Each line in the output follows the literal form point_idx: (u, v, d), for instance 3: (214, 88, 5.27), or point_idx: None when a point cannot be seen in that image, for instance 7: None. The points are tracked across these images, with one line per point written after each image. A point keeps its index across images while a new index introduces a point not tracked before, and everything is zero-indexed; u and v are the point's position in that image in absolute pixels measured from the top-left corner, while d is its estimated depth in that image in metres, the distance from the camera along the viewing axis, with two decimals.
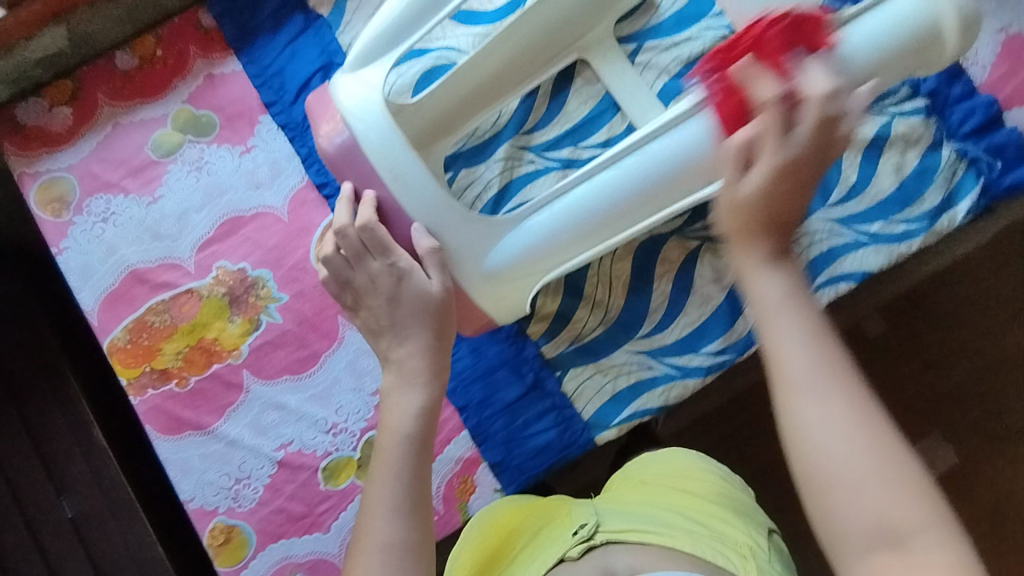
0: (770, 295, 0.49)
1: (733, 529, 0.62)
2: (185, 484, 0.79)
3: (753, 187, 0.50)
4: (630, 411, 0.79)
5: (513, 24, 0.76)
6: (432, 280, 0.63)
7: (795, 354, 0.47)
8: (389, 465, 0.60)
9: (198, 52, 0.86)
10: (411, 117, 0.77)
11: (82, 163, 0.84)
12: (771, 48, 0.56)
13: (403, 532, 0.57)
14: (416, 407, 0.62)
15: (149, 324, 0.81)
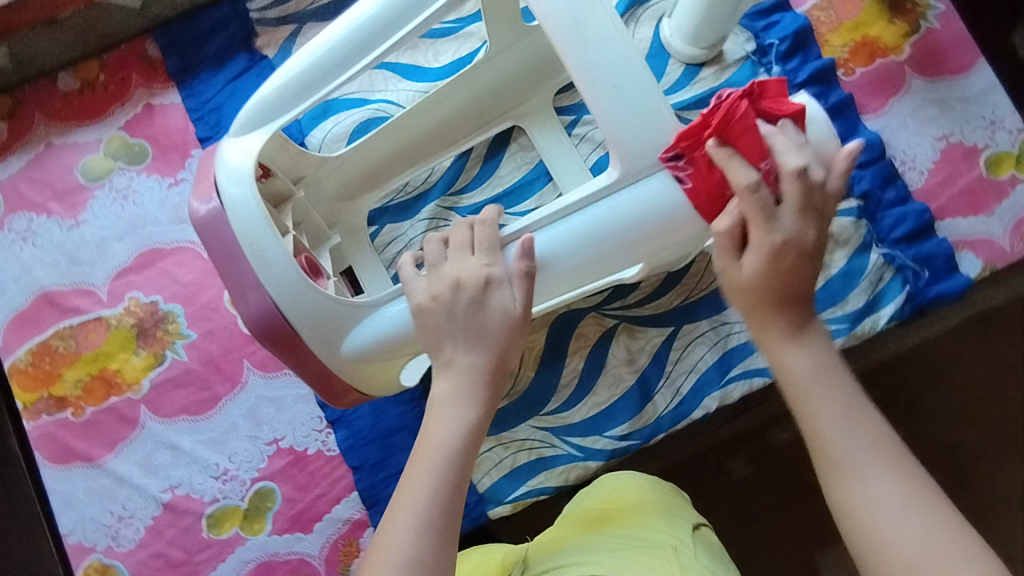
0: (803, 376, 0.50)
1: (658, 532, 0.57)
2: (67, 516, 0.78)
3: (757, 264, 0.51)
4: (526, 488, 0.78)
5: (445, 90, 0.76)
6: (515, 302, 0.55)
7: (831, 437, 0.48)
8: (419, 475, 0.50)
9: (140, 81, 0.86)
10: (333, 172, 0.76)
11: (10, 179, 0.85)
12: (740, 126, 0.51)
13: (429, 550, 0.47)
14: (468, 421, 0.53)
15: (53, 348, 0.81)
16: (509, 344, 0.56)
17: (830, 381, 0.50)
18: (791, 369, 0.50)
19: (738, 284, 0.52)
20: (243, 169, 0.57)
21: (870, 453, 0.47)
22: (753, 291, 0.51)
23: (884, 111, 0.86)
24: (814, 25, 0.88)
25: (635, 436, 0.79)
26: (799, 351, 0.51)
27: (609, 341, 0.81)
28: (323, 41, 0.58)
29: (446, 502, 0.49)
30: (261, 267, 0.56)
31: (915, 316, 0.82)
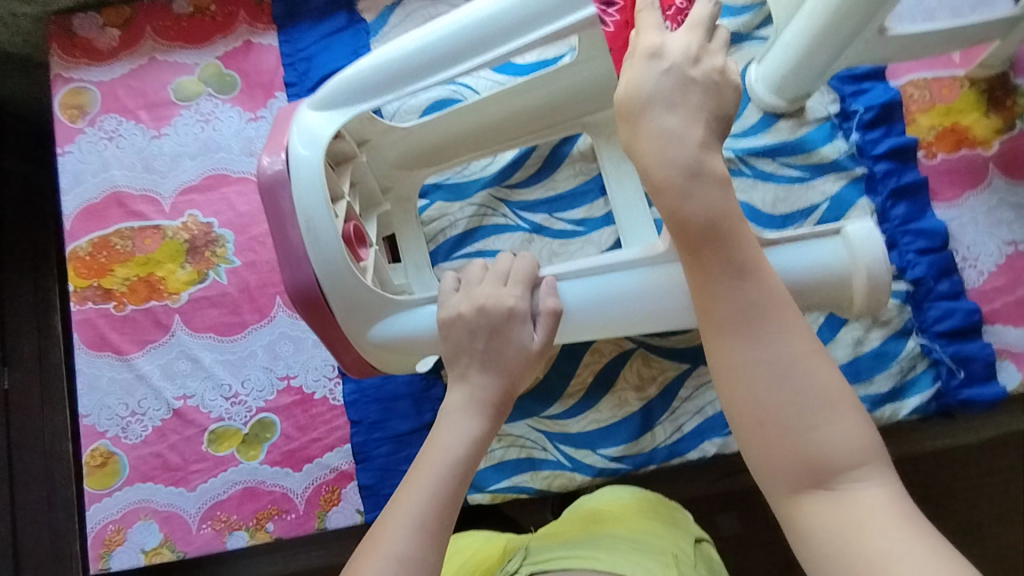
0: (702, 217, 0.49)
1: (661, 539, 0.61)
2: (86, 399, 0.83)
3: (648, 85, 0.52)
4: (509, 483, 0.79)
5: (523, 86, 0.77)
6: (536, 336, 0.59)
7: (725, 308, 0.48)
8: (425, 477, 0.54)
9: (246, 18, 0.92)
10: (399, 140, 0.78)
11: (110, 82, 0.91)
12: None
13: (423, 545, 0.51)
14: (470, 434, 0.57)
15: (112, 244, 0.87)
16: (521, 373, 0.60)
17: (736, 238, 0.49)
18: (687, 213, 0.49)
19: (627, 93, 0.53)
20: (320, 137, 0.61)
21: (766, 299, 0.48)
22: (647, 115, 0.51)
23: (957, 203, 0.84)
24: (905, 101, 0.87)
25: (626, 461, 0.79)
26: (705, 202, 0.49)
27: (622, 363, 0.81)
28: (417, 39, 0.61)
29: (440, 510, 0.53)
30: (309, 240, 0.59)
31: (939, 415, 0.80)
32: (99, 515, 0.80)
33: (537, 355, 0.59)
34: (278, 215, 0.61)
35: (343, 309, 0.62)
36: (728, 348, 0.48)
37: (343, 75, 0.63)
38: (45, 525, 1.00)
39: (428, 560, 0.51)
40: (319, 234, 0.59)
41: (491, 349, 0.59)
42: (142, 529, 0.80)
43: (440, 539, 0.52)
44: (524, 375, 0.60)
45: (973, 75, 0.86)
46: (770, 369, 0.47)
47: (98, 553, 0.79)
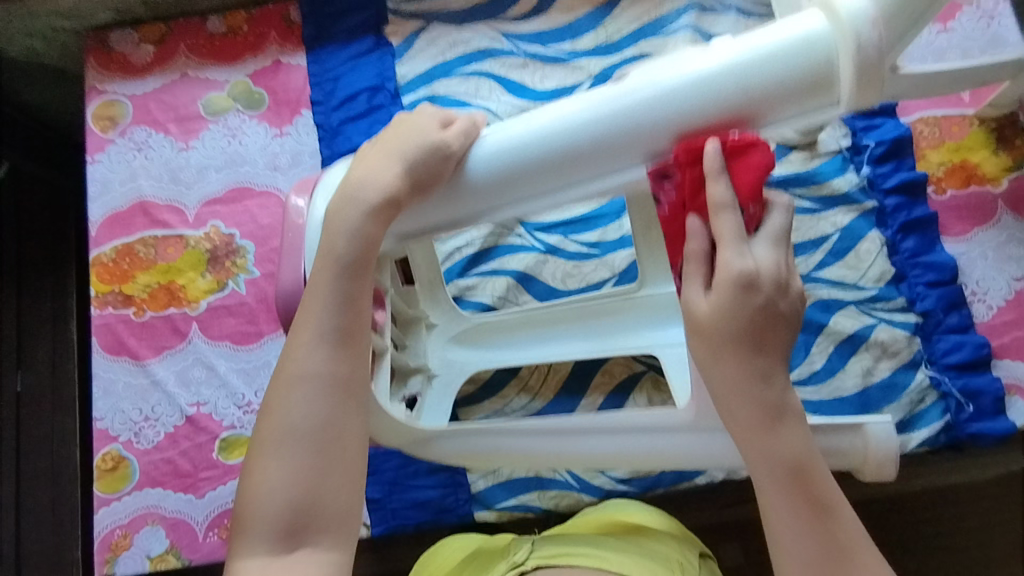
0: (791, 454, 0.48)
1: (668, 548, 0.64)
2: (101, 403, 0.84)
3: (716, 304, 0.47)
4: (516, 501, 0.79)
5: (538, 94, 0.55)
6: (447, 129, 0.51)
7: (801, 517, 0.48)
8: (322, 292, 0.52)
9: (276, 39, 0.95)
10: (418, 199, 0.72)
11: (142, 95, 0.94)
12: (745, 183, 0.46)
13: (325, 406, 0.51)
14: (353, 227, 0.51)
15: (135, 251, 0.89)
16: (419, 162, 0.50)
17: (810, 461, 0.49)
18: (778, 447, 0.48)
19: (705, 314, 0.47)
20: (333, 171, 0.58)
21: (839, 539, 0.48)
22: (715, 335, 0.47)
23: (966, 238, 0.85)
24: (915, 138, 0.89)
25: (633, 483, 0.79)
26: (789, 434, 0.48)
27: (632, 386, 0.82)
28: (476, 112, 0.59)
29: (335, 334, 0.52)
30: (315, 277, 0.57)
31: (948, 448, 0.80)
32: (106, 519, 0.80)
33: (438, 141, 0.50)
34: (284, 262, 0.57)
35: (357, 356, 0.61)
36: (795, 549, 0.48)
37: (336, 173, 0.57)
38: (48, 529, 1.00)
39: (340, 373, 0.51)
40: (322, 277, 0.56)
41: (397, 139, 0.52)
42: (148, 535, 0.80)
43: (351, 351, 0.52)
44: (432, 172, 0.50)
45: (982, 114, 0.89)
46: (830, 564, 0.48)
47: (104, 557, 0.79)
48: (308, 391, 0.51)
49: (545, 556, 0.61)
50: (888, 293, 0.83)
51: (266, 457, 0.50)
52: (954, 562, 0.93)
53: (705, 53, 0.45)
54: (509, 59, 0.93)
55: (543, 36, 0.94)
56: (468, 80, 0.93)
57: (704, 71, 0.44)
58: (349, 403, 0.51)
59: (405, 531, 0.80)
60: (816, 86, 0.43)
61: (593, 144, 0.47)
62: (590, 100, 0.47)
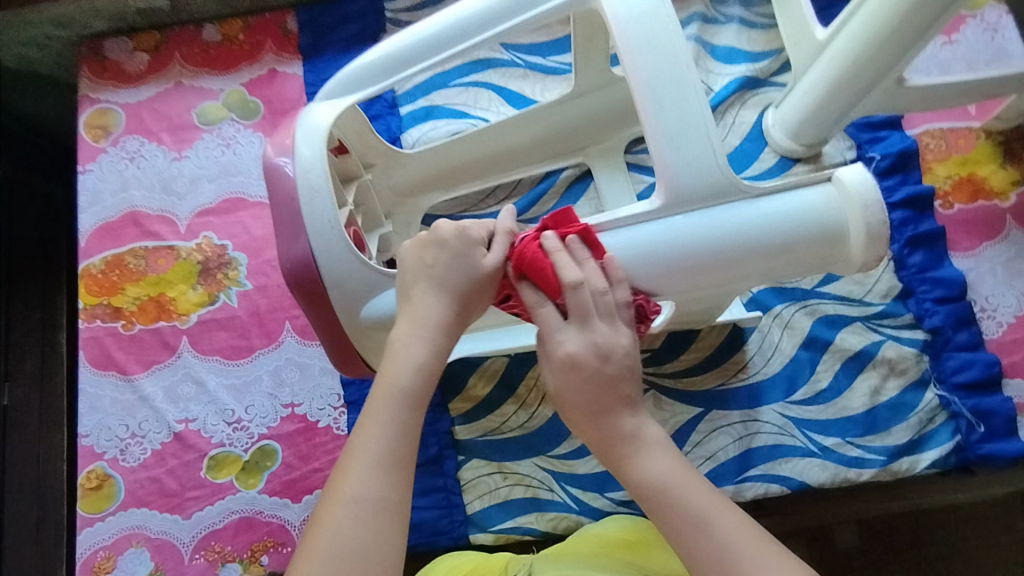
0: (649, 479, 0.49)
1: (668, 570, 0.61)
2: (86, 419, 0.81)
3: (560, 381, 0.52)
4: (513, 524, 0.77)
5: (536, 112, 0.80)
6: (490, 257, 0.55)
7: (695, 552, 0.46)
8: (382, 414, 0.51)
9: (272, 48, 0.94)
10: (406, 168, 0.82)
11: (136, 104, 0.93)
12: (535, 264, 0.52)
13: (377, 530, 0.47)
14: (419, 360, 0.53)
15: (125, 263, 0.86)
16: (469, 291, 0.55)
17: (669, 499, 0.48)
18: (641, 479, 0.50)
19: (556, 393, 0.53)
20: (318, 134, 0.61)
21: (739, 542, 0.46)
22: (576, 402, 0.52)
23: (974, 253, 0.83)
24: (921, 150, 0.87)
25: (634, 506, 0.77)
26: (646, 460, 0.50)
27: None
28: (383, 48, 0.63)
29: (400, 445, 0.50)
30: (317, 237, 0.59)
31: (958, 470, 0.78)
32: (89, 540, 0.77)
33: (489, 277, 0.55)
34: (291, 250, 0.60)
35: (337, 292, 0.61)
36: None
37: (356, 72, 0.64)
38: (31, 547, 0.97)
39: (392, 497, 0.48)
40: (326, 231, 0.59)
41: (449, 271, 0.55)
42: (133, 557, 0.77)
43: (403, 470, 0.49)
44: (477, 300, 0.56)
45: (989, 126, 0.87)
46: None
47: None
48: (357, 514, 0.47)
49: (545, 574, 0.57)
50: (895, 309, 0.81)
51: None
52: None
53: (745, 212, 0.55)
54: (510, 70, 0.92)
55: (542, 46, 0.93)
56: (468, 91, 0.92)
57: (744, 220, 0.55)
58: (398, 527, 0.48)
59: None
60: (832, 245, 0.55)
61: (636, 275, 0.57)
62: (642, 235, 0.56)
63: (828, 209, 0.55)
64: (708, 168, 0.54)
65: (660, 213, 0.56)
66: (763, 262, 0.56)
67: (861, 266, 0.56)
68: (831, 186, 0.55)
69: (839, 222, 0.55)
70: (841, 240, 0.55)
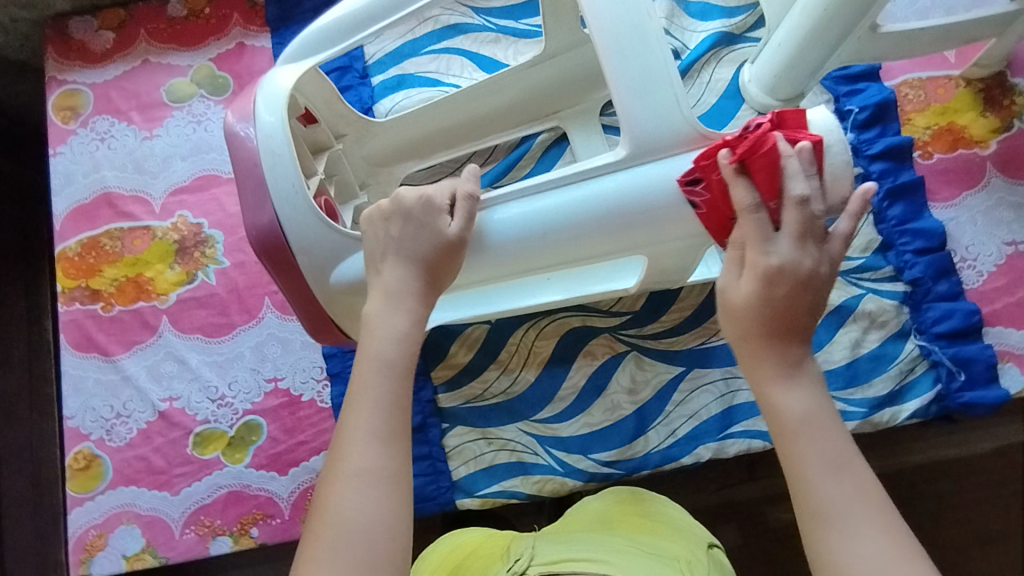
0: (796, 419, 0.50)
1: (672, 544, 0.61)
2: (71, 401, 0.82)
3: (750, 290, 0.51)
4: (499, 488, 0.77)
5: (508, 76, 0.79)
6: (454, 225, 0.56)
7: (815, 496, 0.48)
8: (370, 390, 0.52)
9: (239, 21, 0.92)
10: (378, 137, 0.80)
11: (103, 84, 0.91)
12: (764, 153, 0.51)
13: (382, 504, 0.49)
14: (401, 329, 0.54)
15: (101, 245, 0.86)
16: (440, 261, 0.56)
17: (863, 499, 0.48)
18: (783, 410, 0.51)
19: (737, 300, 0.52)
20: (280, 98, 0.59)
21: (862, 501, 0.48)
22: (743, 313, 0.52)
23: (954, 203, 0.83)
24: (900, 101, 0.86)
25: (618, 466, 0.77)
26: (795, 400, 0.50)
27: (615, 366, 0.80)
28: (346, 8, 0.61)
29: (394, 416, 0.51)
30: (282, 205, 0.59)
31: (940, 418, 0.78)
32: (81, 519, 0.78)
33: (456, 244, 0.56)
34: (258, 218, 0.59)
35: (305, 259, 0.60)
36: (817, 534, 0.47)
37: (315, 34, 0.62)
38: (30, 532, 0.98)
39: (390, 468, 0.50)
40: (290, 196, 0.58)
41: (406, 241, 0.56)
42: (124, 534, 0.78)
43: (399, 445, 0.51)
44: (446, 266, 0.56)
45: (969, 74, 0.86)
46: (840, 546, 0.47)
47: (79, 558, 0.77)
48: (358, 488, 0.49)
49: (548, 562, 0.54)
50: (875, 262, 0.81)
51: (317, 557, 0.47)
52: (954, 538, 0.91)
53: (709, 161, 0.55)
54: (481, 34, 0.91)
55: (514, 9, 0.91)
56: (440, 58, 0.90)
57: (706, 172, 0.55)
58: (399, 496, 0.50)
59: None
60: None
61: (599, 227, 0.58)
62: (602, 185, 0.57)
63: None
64: (670, 118, 0.54)
65: (626, 163, 0.56)
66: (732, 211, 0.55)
67: (827, 213, 0.56)
68: None
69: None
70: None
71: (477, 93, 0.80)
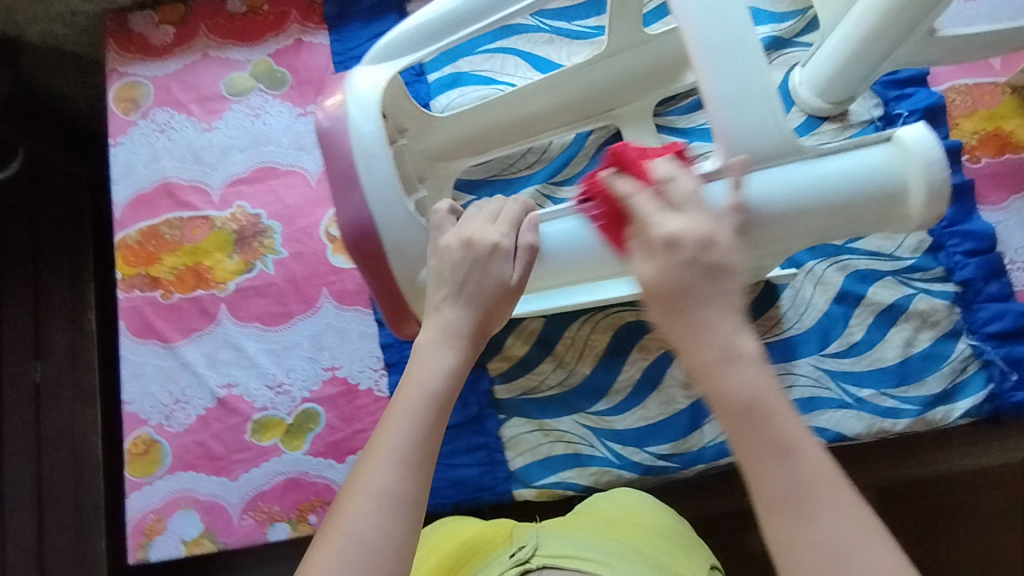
0: (742, 395, 0.42)
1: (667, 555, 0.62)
2: (131, 386, 0.82)
3: (650, 270, 0.46)
4: (555, 479, 0.78)
5: (568, 75, 0.81)
6: (513, 271, 0.56)
7: (731, 400, 0.42)
8: (404, 415, 0.51)
9: (297, 18, 0.93)
10: (436, 132, 0.81)
11: (163, 77, 0.92)
12: (631, 168, 0.52)
13: (392, 530, 0.47)
14: (447, 365, 0.53)
15: (160, 233, 0.87)
16: (497, 307, 0.56)
17: (795, 433, 0.42)
18: (705, 339, 0.43)
19: (648, 277, 0.46)
20: (371, 101, 0.60)
21: (771, 404, 0.42)
22: (659, 291, 0.45)
23: (1003, 206, 0.84)
24: (948, 106, 0.87)
25: (674, 459, 0.78)
26: (718, 327, 0.44)
27: (670, 360, 0.81)
28: (430, 13, 0.62)
29: (422, 441, 0.50)
30: (375, 198, 0.59)
31: (991, 418, 0.79)
32: (139, 503, 0.79)
33: (514, 291, 0.56)
34: (343, 209, 0.60)
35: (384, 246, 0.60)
36: (751, 466, 0.42)
37: (397, 41, 0.63)
38: (72, 516, 1.00)
39: (412, 493, 0.49)
40: (383, 194, 0.59)
41: (469, 283, 0.55)
42: (183, 519, 0.78)
43: (421, 475, 0.50)
44: (500, 310, 0.57)
45: (1015, 81, 0.88)
46: (787, 490, 0.41)
47: (137, 541, 0.78)
48: (376, 507, 0.48)
49: (551, 555, 0.57)
50: (926, 262, 0.82)
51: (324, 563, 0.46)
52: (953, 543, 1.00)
53: (803, 171, 0.54)
54: (535, 35, 0.92)
55: (568, 11, 0.93)
56: (494, 57, 0.92)
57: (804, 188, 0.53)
58: (413, 525, 0.48)
59: (444, 510, 0.78)
60: (891, 201, 0.55)
61: None
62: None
63: (883, 166, 0.54)
64: (767, 130, 0.52)
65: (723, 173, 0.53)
66: (819, 225, 0.55)
67: (919, 223, 0.56)
68: (890, 146, 0.54)
69: (897, 179, 0.54)
70: (900, 199, 0.54)
71: (536, 90, 0.81)
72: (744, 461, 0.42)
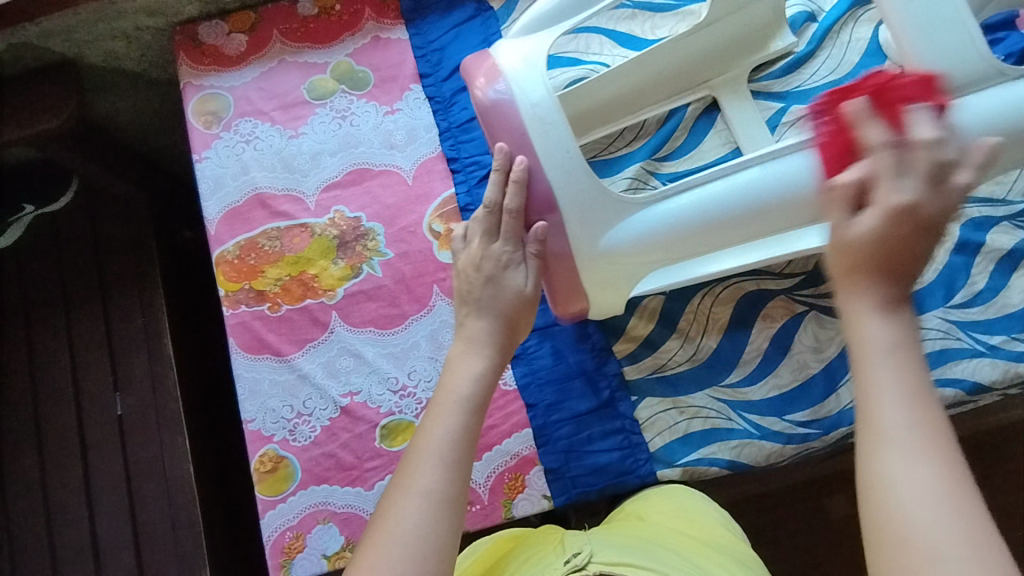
0: (869, 340, 0.44)
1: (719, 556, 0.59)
2: (249, 404, 0.80)
3: (872, 223, 0.45)
4: (698, 456, 0.76)
5: (671, 45, 0.81)
6: (526, 283, 0.63)
7: (853, 338, 0.45)
8: (442, 420, 0.56)
9: (372, 15, 0.91)
10: None
11: (242, 86, 0.90)
12: (896, 96, 0.52)
13: (437, 528, 0.50)
14: (478, 372, 0.60)
15: (259, 245, 0.85)
16: (518, 315, 0.64)
17: (906, 385, 0.42)
18: (866, 281, 0.45)
19: (856, 232, 0.45)
20: (536, 72, 0.62)
21: (872, 349, 0.43)
22: (855, 248, 0.45)
23: None
24: None
25: (815, 425, 0.77)
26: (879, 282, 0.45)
27: (796, 325, 0.80)
28: None
29: (459, 441, 0.55)
30: (556, 166, 0.61)
31: None
32: (274, 522, 0.77)
33: (530, 301, 0.63)
34: (523, 189, 0.62)
35: None
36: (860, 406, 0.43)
37: (542, 18, 0.65)
38: (172, 551, 0.96)
39: (452, 493, 0.52)
40: (563, 161, 0.61)
41: (487, 298, 0.63)
42: (322, 533, 0.76)
43: (461, 474, 0.54)
44: (524, 318, 0.64)
45: None
46: (877, 435, 0.41)
47: (278, 561, 0.76)
48: (420, 504, 0.51)
49: (608, 562, 0.51)
50: None
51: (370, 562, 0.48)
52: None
53: (1006, 94, 0.59)
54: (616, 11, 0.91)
55: None
56: (578, 38, 0.91)
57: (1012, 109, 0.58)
58: (455, 522, 0.51)
59: (587, 497, 0.77)
60: None
61: None
62: None
63: None
64: (969, 58, 0.58)
65: None
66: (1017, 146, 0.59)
67: None
68: None
69: None
70: None
71: (641, 61, 0.81)
72: (863, 397, 0.43)
